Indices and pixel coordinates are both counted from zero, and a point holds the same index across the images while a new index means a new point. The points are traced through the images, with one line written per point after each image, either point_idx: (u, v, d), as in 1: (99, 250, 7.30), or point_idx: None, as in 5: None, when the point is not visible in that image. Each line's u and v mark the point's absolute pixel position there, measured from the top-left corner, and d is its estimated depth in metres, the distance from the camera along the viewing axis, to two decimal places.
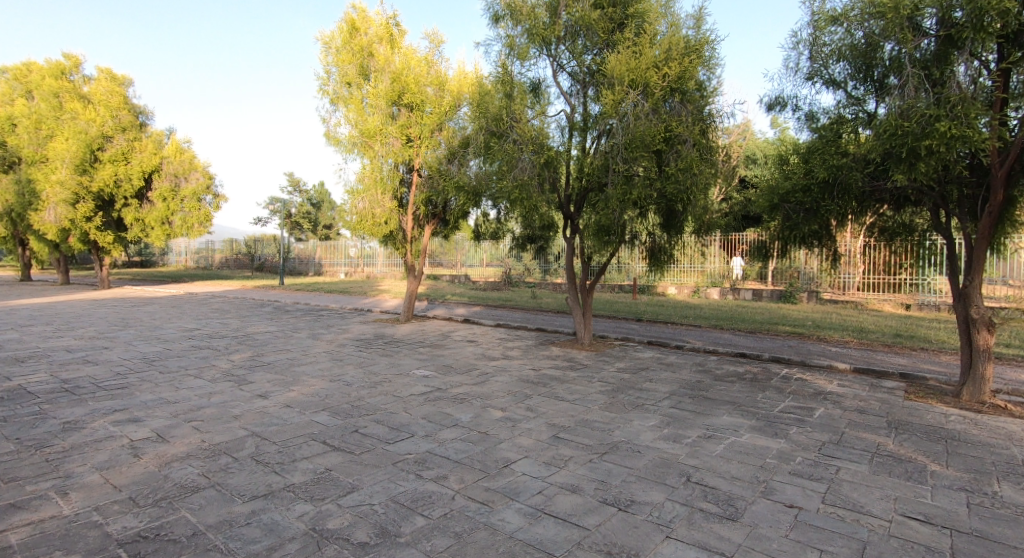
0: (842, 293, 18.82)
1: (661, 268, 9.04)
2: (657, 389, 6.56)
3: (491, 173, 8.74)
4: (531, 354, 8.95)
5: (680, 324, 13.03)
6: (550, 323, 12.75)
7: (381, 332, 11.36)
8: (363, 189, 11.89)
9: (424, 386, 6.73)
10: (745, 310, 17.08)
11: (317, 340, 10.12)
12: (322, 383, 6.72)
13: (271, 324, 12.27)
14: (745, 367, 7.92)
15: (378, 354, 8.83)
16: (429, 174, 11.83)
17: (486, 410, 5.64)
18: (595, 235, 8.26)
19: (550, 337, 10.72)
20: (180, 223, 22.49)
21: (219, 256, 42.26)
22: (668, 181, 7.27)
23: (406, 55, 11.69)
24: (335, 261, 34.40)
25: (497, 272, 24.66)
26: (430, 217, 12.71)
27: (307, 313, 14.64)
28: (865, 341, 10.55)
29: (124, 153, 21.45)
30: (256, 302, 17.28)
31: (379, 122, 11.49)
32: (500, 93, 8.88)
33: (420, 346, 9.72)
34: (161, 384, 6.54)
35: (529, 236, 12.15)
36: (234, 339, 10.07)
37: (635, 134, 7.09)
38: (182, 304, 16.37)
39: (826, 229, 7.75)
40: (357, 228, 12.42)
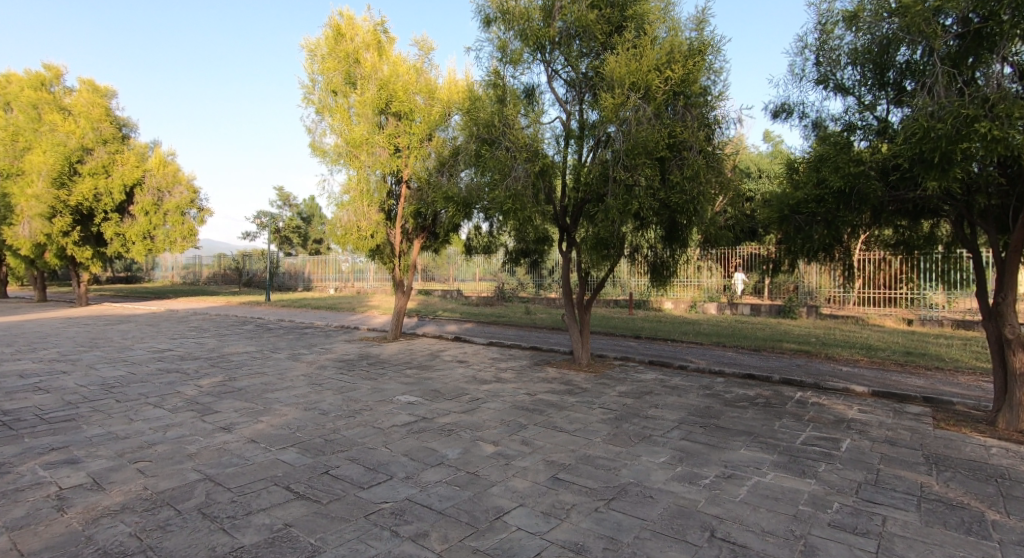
0: (840, 308, 18.46)
1: (664, 284, 8.52)
2: (664, 417, 5.98)
3: (483, 184, 8.24)
4: (525, 376, 8.36)
5: (681, 341, 12.50)
6: (544, 341, 12.17)
7: (367, 351, 10.74)
8: (348, 201, 11.35)
9: (408, 415, 6.12)
10: (745, 326, 16.60)
11: (297, 361, 9.49)
12: (295, 413, 6.10)
13: (250, 343, 11.62)
14: (755, 391, 7.37)
15: (361, 378, 8.20)
16: (418, 186, 11.33)
17: (476, 444, 5.03)
18: (593, 248, 7.74)
19: (545, 357, 10.14)
20: (163, 238, 21.82)
21: (207, 272, 41.52)
22: (671, 191, 6.78)
23: (394, 62, 11.23)
24: (325, 276, 33.74)
25: (490, 287, 24.12)
26: (419, 230, 12.18)
27: (290, 331, 13.99)
28: (877, 360, 10.04)
29: (105, 166, 20.82)
30: (238, 320, 16.60)
31: (366, 131, 10.98)
32: (491, 99, 8.41)
33: (407, 368, 9.10)
34: (115, 415, 5.91)
35: (523, 250, 11.64)
36: (207, 360, 9.42)
37: (637, 141, 6.58)
38: (161, 321, 15.70)
39: (840, 241, 7.27)
40: (340, 241, 11.80)
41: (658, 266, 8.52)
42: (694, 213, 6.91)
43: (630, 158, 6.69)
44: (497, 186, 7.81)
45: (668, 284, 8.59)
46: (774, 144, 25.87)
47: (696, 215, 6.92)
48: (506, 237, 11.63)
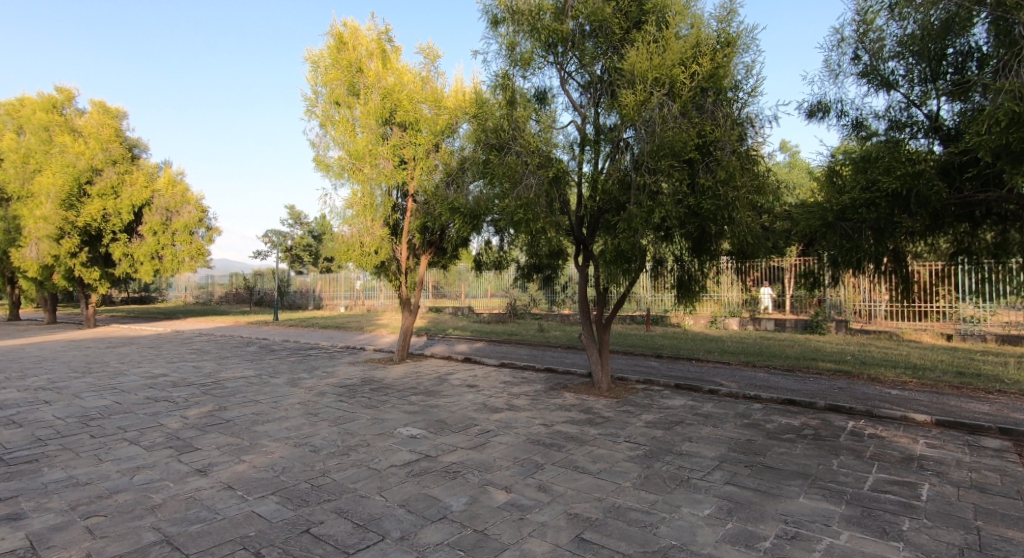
0: (869, 322, 17.58)
1: (693, 300, 7.76)
2: (701, 454, 5.22)
3: (492, 194, 7.63)
4: (541, 403, 7.64)
5: (706, 361, 11.66)
6: (560, 362, 11.44)
7: (371, 375, 10.07)
8: (352, 216, 10.82)
9: (409, 452, 5.41)
10: (771, 343, 15.70)
11: (295, 387, 8.86)
12: (283, 451, 5.42)
13: (249, 367, 11.03)
14: (800, 420, 6.58)
15: (361, 406, 7.52)
16: (425, 199, 10.79)
17: (486, 491, 4.32)
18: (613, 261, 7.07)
19: (562, 380, 9.41)
20: (171, 258, 21.56)
21: (219, 291, 41.43)
22: (701, 197, 6.10)
23: (399, 71, 10.76)
24: (335, 294, 33.35)
25: (502, 303, 23.48)
26: (426, 246, 11.60)
27: (294, 353, 13.38)
28: (926, 382, 9.15)
29: (113, 187, 20.58)
30: (242, 341, 16.04)
31: (369, 142, 10.47)
32: (502, 103, 7.84)
33: (412, 394, 8.40)
34: (83, 453, 5.29)
35: (535, 265, 11.00)
36: (200, 387, 8.80)
37: (663, 141, 5.92)
38: (163, 343, 15.20)
39: (893, 251, 6.49)
40: (341, 258, 11.22)
41: (686, 280, 7.77)
42: (728, 222, 6.20)
43: (656, 160, 6.02)
44: (508, 194, 7.18)
45: (697, 300, 7.83)
46: (792, 154, 25.13)
47: (728, 223, 6.21)
48: (517, 251, 11.01)
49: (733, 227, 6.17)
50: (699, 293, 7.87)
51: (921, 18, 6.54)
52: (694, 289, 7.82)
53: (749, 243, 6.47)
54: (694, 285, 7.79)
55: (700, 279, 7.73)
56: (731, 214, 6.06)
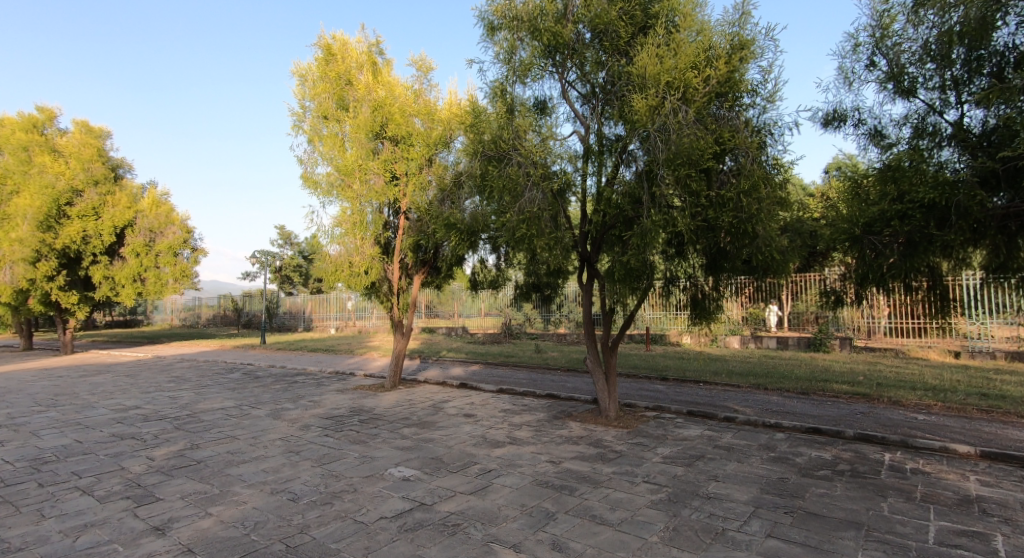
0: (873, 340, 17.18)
1: (708, 321, 7.23)
2: (733, 498, 4.63)
3: (491, 209, 7.10)
4: (545, 435, 7.02)
5: (715, 383, 11.10)
6: (561, 386, 10.84)
7: (360, 404, 9.40)
8: (341, 234, 10.24)
9: (402, 499, 4.76)
10: (776, 362, 15.19)
11: (278, 420, 8.18)
12: (258, 500, 4.75)
13: (229, 397, 10.30)
14: (831, 452, 6.01)
15: (348, 442, 6.85)
16: (418, 217, 10.26)
17: (492, 552, 3.69)
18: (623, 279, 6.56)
19: (565, 407, 8.80)
20: (154, 280, 20.85)
21: (206, 313, 40.53)
22: (719, 210, 5.60)
23: (389, 83, 10.28)
24: (326, 315, 32.62)
25: (497, 323, 22.89)
26: (420, 265, 11.03)
27: (280, 380, 12.67)
28: (952, 405, 8.62)
29: (95, 208, 19.84)
30: (226, 367, 15.28)
31: (359, 157, 9.96)
32: (501, 113, 7.35)
33: (405, 426, 7.73)
34: (24, 508, 4.59)
35: (534, 284, 10.46)
36: (173, 421, 8.09)
37: (678, 148, 5.42)
38: (140, 371, 14.39)
39: (927, 268, 5.99)
40: (329, 279, 10.63)
41: (699, 299, 7.28)
42: (748, 237, 5.70)
43: (672, 169, 5.51)
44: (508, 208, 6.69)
45: (712, 321, 7.30)
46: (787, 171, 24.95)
47: (749, 238, 5.70)
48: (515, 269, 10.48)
49: (755, 243, 5.66)
50: (714, 312, 7.35)
51: (946, 19, 6.14)
52: (709, 308, 7.30)
53: (772, 260, 5.95)
54: (708, 304, 7.28)
55: (715, 297, 7.22)
56: (753, 228, 5.54)
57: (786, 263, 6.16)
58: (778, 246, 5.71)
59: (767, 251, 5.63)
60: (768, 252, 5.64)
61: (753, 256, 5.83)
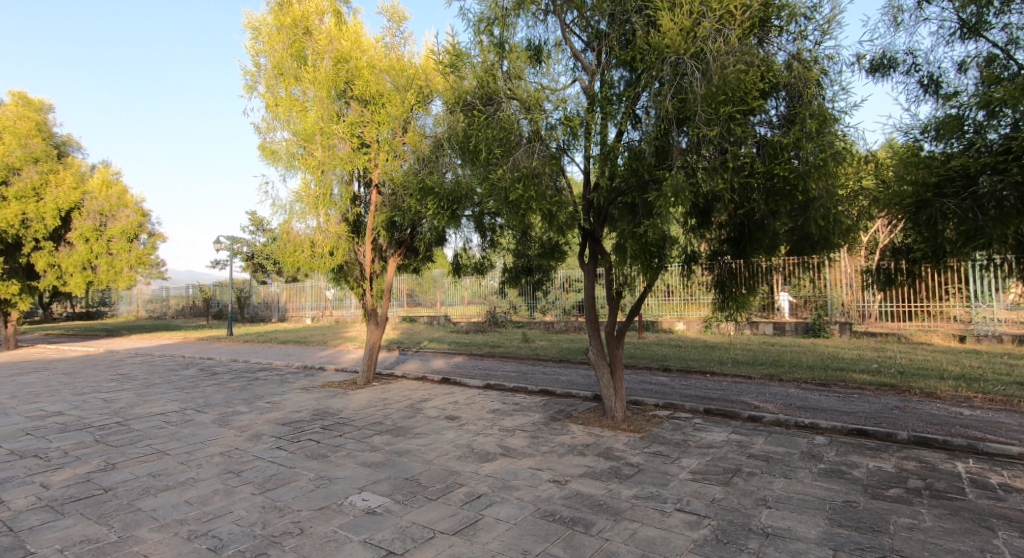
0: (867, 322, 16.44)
1: (738, 308, 6.18)
2: (799, 537, 3.52)
3: (481, 172, 5.90)
4: (543, 443, 5.87)
5: (723, 375, 10.08)
6: (554, 381, 9.70)
7: (326, 406, 8.14)
8: (302, 209, 8.91)
9: (362, 546, 3.56)
10: (778, 350, 14.30)
11: (224, 428, 6.90)
12: (167, 552, 3.52)
13: (175, 399, 8.98)
14: (891, 461, 4.95)
15: (304, 457, 5.60)
16: (392, 190, 8.95)
17: None
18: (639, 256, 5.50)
19: (562, 406, 7.67)
20: (107, 268, 19.42)
21: (175, 304, 38.64)
22: (768, 161, 4.41)
23: (355, 34, 8.92)
24: (301, 304, 31.09)
25: (480, 311, 21.77)
26: (395, 246, 9.68)
27: (240, 377, 11.35)
28: (996, 397, 7.66)
29: (35, 188, 17.95)
30: (182, 362, 13.85)
31: (321, 119, 8.57)
32: (487, 57, 6.10)
33: (376, 434, 6.51)
34: None
35: (524, 267, 9.30)
36: (97, 432, 6.78)
37: (721, 81, 4.27)
38: (83, 369, 12.92)
39: (1013, 239, 4.90)
40: (287, 263, 9.24)
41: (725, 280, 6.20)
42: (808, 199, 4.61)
43: (712, 110, 4.34)
44: (500, 166, 5.59)
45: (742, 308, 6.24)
46: None
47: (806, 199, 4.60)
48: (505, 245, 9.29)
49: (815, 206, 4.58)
50: (745, 297, 6.28)
51: None
52: (738, 291, 6.26)
53: (830, 232, 4.83)
54: (737, 285, 6.23)
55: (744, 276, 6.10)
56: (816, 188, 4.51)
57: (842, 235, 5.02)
58: (840, 213, 4.64)
59: (826, 216, 4.55)
60: (829, 220, 4.55)
61: (806, 226, 4.74)
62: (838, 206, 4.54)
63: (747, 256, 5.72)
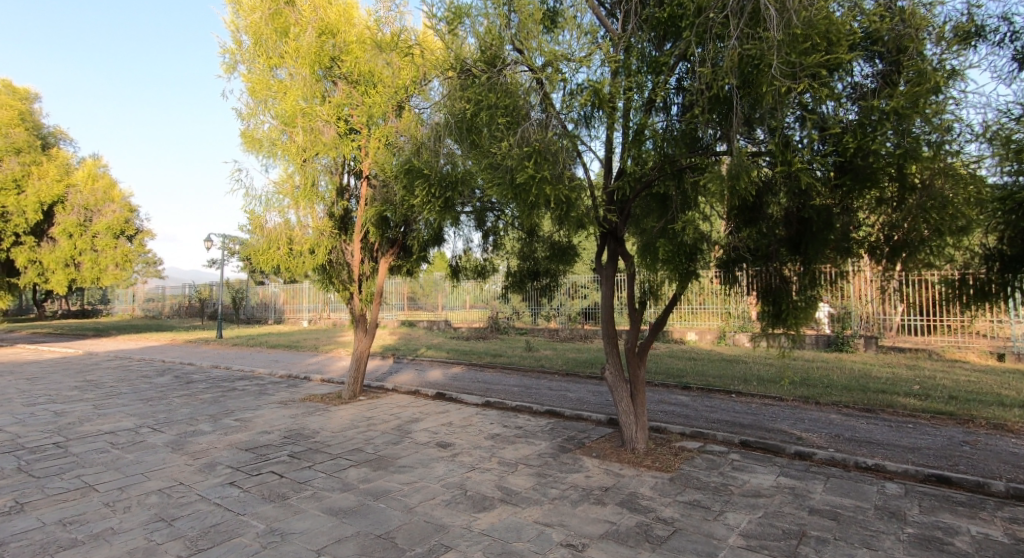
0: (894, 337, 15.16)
1: (792, 321, 4.77)
2: None
3: (485, 151, 4.87)
4: (552, 485, 4.81)
5: (750, 396, 9.00)
6: (562, 399, 8.65)
7: (301, 425, 7.13)
8: (280, 200, 7.89)
9: None
10: (802, 365, 13.17)
11: (176, 454, 5.89)
12: None
13: (135, 412, 8.00)
14: (998, 526, 3.86)
15: (258, 498, 4.57)
16: (383, 180, 7.95)
17: None
18: (673, 256, 4.68)
19: (573, 433, 6.62)
20: (89, 266, 18.48)
21: (171, 303, 37.83)
22: (860, 137, 3.53)
23: (344, 5, 7.99)
24: (298, 306, 30.19)
25: (483, 316, 20.76)
26: (386, 246, 8.62)
27: (215, 386, 10.36)
28: None
29: (15, 180, 17.15)
30: (160, 367, 12.90)
31: (302, 97, 7.61)
32: (492, 16, 5.08)
33: (351, 466, 5.46)
34: None
35: (529, 271, 8.27)
36: (26, 457, 5.79)
37: (805, 24, 3.57)
38: (51, 374, 11.99)
39: None
40: (259, 261, 8.08)
41: (777, 289, 5.00)
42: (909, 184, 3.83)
43: (792, 62, 3.60)
44: (506, 140, 4.63)
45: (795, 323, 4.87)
46: None
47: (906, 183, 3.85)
48: (510, 245, 8.29)
49: (917, 195, 3.80)
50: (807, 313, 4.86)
51: None
52: (796, 304, 4.86)
53: (929, 234, 3.89)
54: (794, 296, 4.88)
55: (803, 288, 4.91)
56: (923, 168, 3.70)
57: (946, 239, 3.90)
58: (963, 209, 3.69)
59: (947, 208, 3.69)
60: (944, 212, 3.71)
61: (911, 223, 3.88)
62: (958, 197, 3.67)
63: (807, 261, 4.70)
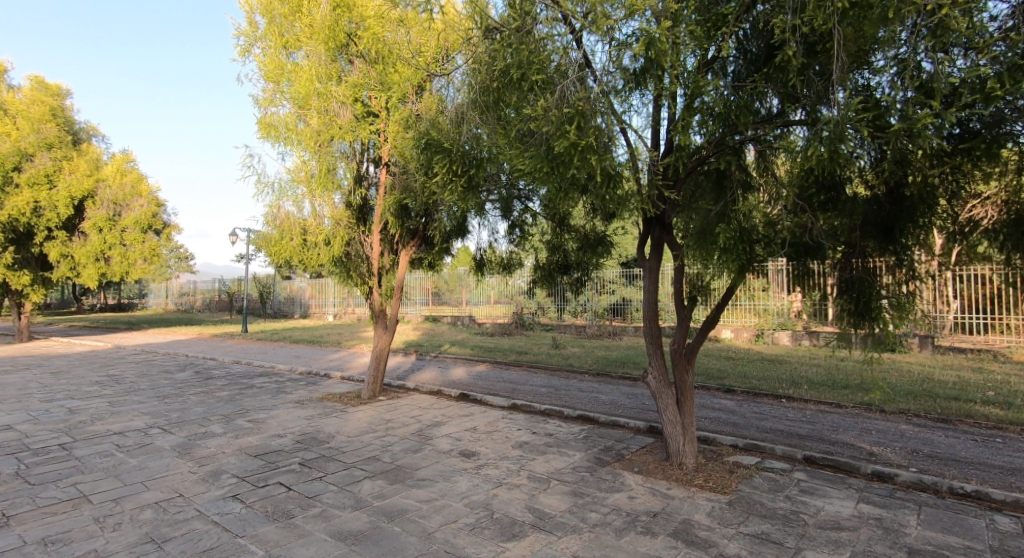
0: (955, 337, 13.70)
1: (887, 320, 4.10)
2: None
3: (520, 123, 4.32)
4: (592, 508, 4.19)
5: (802, 401, 8.20)
6: (595, 403, 8.01)
7: (316, 429, 6.66)
8: (295, 187, 7.45)
9: None
10: (853, 366, 12.22)
11: (180, 459, 5.45)
12: None
13: (147, 411, 7.65)
14: None
15: (261, 517, 4.07)
16: (403, 165, 7.43)
17: None
18: (733, 244, 4.01)
19: (610, 443, 5.98)
20: (120, 261, 18.72)
21: (202, 298, 38.39)
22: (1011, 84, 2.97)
23: None
24: (324, 301, 30.17)
25: (508, 312, 20.18)
26: (407, 237, 8.12)
27: (233, 383, 10.03)
28: None
29: (48, 175, 17.09)
30: (181, 362, 12.67)
31: (315, 78, 7.17)
32: None
33: (366, 478, 4.94)
34: None
35: (560, 264, 7.64)
36: (26, 461, 5.44)
37: None
38: (74, 368, 11.86)
39: None
40: (271, 253, 7.65)
41: (859, 281, 4.38)
42: None
43: None
44: (541, 100, 4.08)
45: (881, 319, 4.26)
46: None
47: None
48: (539, 236, 7.70)
49: None
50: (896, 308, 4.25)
51: None
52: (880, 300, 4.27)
53: None
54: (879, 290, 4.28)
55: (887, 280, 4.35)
56: None
57: None
58: None
59: None
60: None
61: None
62: None
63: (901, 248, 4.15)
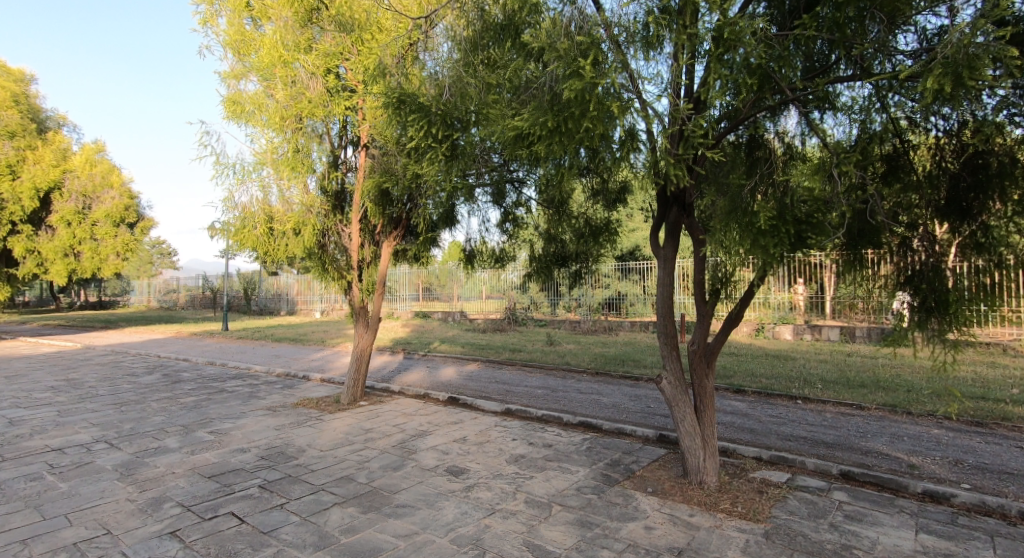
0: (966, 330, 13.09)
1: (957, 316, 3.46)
2: None
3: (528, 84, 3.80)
4: (602, 543, 3.49)
5: (820, 402, 7.56)
6: (597, 407, 7.31)
7: (285, 441, 5.90)
8: (259, 169, 6.66)
9: None
10: (863, 362, 11.60)
11: (120, 482, 4.68)
12: None
13: (98, 421, 6.85)
14: None
15: None
16: (382, 145, 6.66)
17: None
18: (772, 226, 3.33)
19: (617, 455, 5.27)
20: (90, 256, 17.66)
21: (185, 295, 37.34)
22: None
23: None
24: (311, 298, 29.32)
25: (500, 307, 19.44)
26: (390, 226, 7.35)
27: (203, 387, 9.23)
28: None
29: (11, 166, 16.26)
30: (150, 364, 11.83)
31: (280, 46, 6.39)
32: None
33: (335, 505, 4.20)
34: None
35: (558, 255, 6.90)
36: None
37: None
38: (32, 371, 10.99)
39: None
40: (233, 244, 6.86)
41: (923, 273, 3.68)
42: None
43: None
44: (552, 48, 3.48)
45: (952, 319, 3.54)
46: None
47: None
48: (536, 224, 7.00)
49: None
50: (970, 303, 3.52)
51: None
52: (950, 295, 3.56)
53: None
54: (946, 282, 3.59)
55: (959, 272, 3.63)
56: None
57: None
58: None
59: None
60: None
61: None
62: None
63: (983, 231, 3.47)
